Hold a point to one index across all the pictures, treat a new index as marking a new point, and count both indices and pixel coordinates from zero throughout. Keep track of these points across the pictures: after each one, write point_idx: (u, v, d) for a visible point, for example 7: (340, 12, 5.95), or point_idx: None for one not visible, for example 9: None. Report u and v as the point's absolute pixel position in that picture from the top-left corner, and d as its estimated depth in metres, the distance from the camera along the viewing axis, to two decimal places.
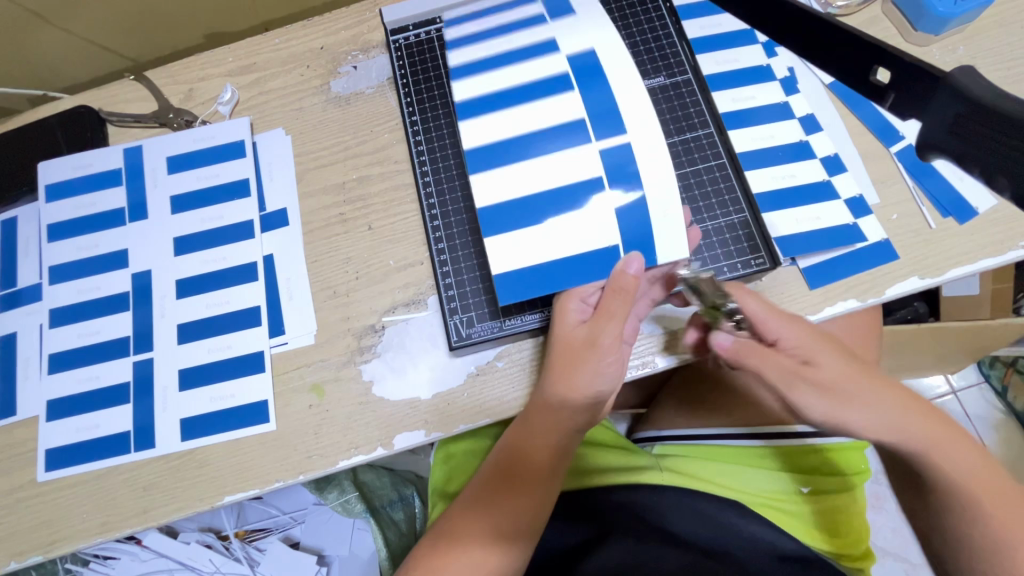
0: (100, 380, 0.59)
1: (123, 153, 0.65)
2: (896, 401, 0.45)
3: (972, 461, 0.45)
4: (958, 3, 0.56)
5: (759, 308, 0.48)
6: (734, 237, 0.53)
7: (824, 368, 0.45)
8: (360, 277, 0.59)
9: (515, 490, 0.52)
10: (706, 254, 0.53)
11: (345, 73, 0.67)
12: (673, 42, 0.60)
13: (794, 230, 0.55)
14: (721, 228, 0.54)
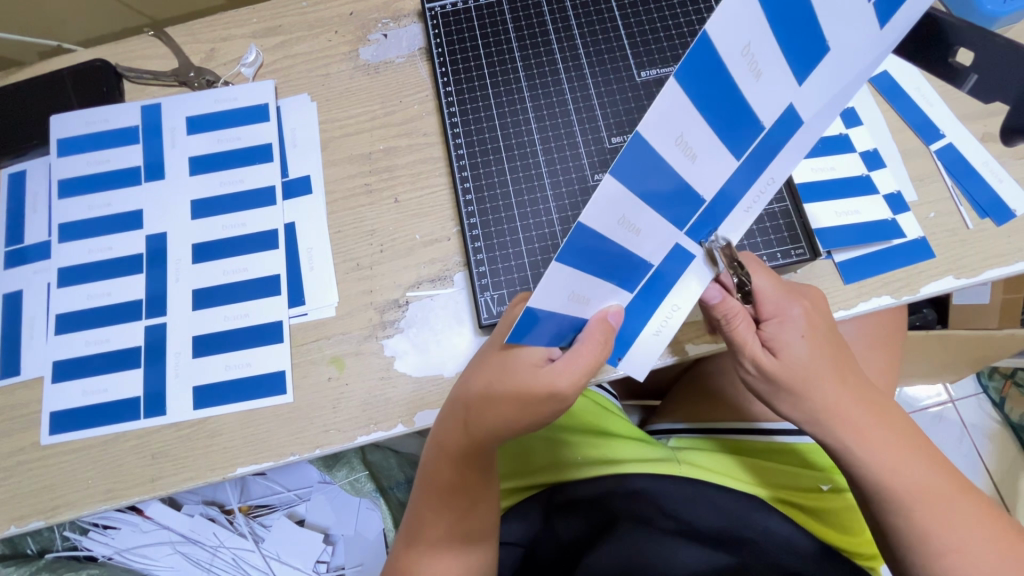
0: (110, 342, 0.57)
1: (141, 111, 0.63)
2: (839, 404, 0.46)
3: (916, 477, 0.46)
4: (1007, 1, 0.55)
5: (769, 288, 0.46)
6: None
7: (796, 359, 0.46)
8: (385, 250, 0.58)
9: (470, 504, 0.52)
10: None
11: (374, 40, 0.65)
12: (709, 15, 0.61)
13: (831, 223, 0.54)
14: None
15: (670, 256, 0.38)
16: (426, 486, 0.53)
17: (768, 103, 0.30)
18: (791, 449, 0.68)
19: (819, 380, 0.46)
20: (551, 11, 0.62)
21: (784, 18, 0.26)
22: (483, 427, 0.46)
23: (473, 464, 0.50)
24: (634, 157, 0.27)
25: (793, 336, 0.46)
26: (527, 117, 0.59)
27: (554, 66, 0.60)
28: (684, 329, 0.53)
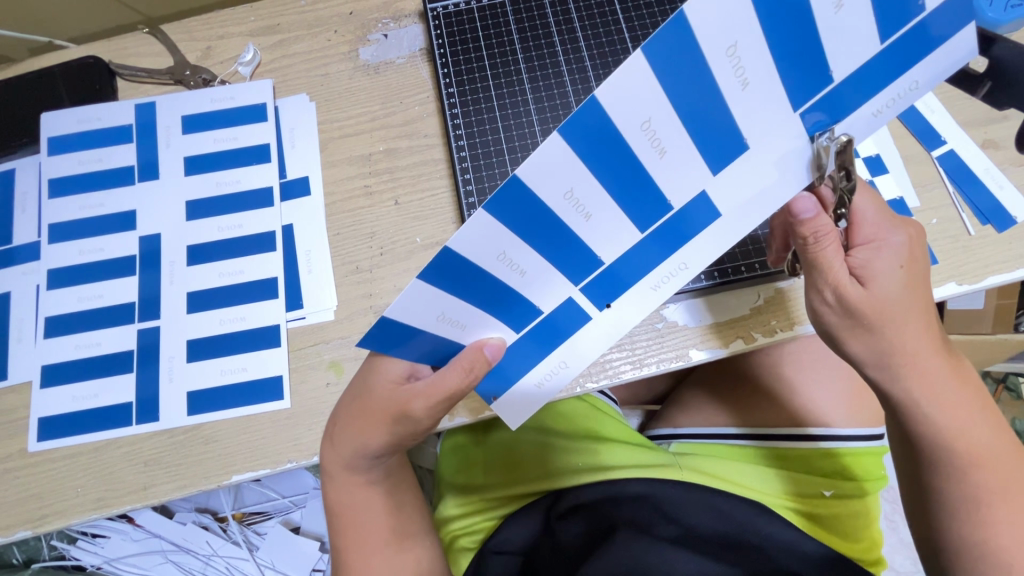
0: (101, 347, 0.55)
1: (135, 109, 0.62)
2: (923, 346, 0.42)
3: (978, 439, 0.43)
4: (1007, 10, 0.56)
5: (869, 210, 0.42)
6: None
7: (885, 291, 0.41)
8: (385, 253, 0.57)
9: (376, 534, 0.50)
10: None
11: (374, 40, 0.64)
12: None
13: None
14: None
15: (562, 308, 0.37)
16: (340, 505, 0.50)
17: (679, 183, 0.31)
18: (790, 454, 0.68)
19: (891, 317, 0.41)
20: (555, 13, 0.61)
21: (686, 97, 0.27)
22: (354, 451, 0.46)
23: (363, 494, 0.50)
24: (525, 203, 0.29)
25: (882, 266, 0.41)
26: (531, 119, 0.58)
27: (559, 68, 0.60)
28: (687, 334, 0.53)
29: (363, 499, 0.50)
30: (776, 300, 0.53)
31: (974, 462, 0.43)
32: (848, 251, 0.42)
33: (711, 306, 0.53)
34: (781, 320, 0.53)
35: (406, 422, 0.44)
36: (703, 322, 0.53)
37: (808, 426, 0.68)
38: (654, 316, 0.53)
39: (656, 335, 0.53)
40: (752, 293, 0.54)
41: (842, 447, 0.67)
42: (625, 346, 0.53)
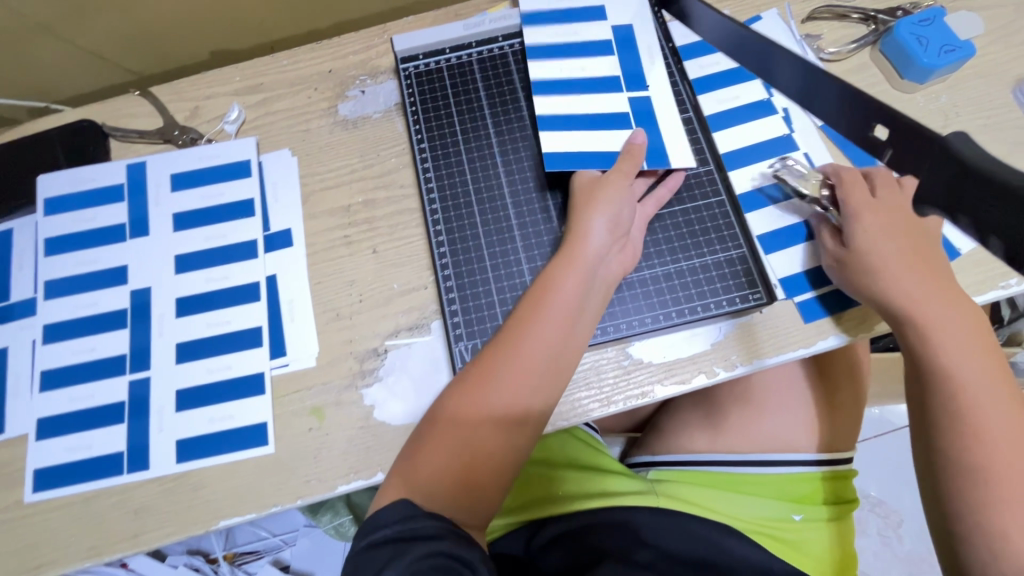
0: (94, 398, 0.58)
1: (126, 169, 0.65)
2: (952, 313, 0.51)
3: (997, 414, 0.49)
4: (939, 55, 0.60)
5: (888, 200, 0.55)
6: (644, 292, 0.56)
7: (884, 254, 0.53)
8: (364, 300, 0.60)
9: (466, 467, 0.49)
10: (616, 307, 0.56)
11: (352, 96, 0.68)
12: (659, 58, 0.63)
13: (760, 291, 0.55)
14: (631, 282, 0.57)
15: (637, 101, 0.61)
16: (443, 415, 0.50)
17: None
18: (768, 478, 0.71)
19: (933, 306, 0.51)
20: (519, 69, 0.65)
21: None
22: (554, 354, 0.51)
23: (487, 414, 0.49)
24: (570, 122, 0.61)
25: (878, 232, 0.53)
26: (498, 172, 0.62)
27: (523, 122, 0.63)
28: (652, 370, 0.55)
29: (488, 413, 0.50)
30: (763, 332, 0.55)
31: (990, 429, 0.48)
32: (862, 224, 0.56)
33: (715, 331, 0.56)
34: (754, 352, 0.55)
35: (615, 198, 0.55)
36: (704, 343, 0.55)
37: (782, 451, 0.72)
38: (620, 353, 0.55)
39: (622, 372, 0.55)
40: (714, 328, 0.56)
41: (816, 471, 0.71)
42: (592, 384, 0.55)
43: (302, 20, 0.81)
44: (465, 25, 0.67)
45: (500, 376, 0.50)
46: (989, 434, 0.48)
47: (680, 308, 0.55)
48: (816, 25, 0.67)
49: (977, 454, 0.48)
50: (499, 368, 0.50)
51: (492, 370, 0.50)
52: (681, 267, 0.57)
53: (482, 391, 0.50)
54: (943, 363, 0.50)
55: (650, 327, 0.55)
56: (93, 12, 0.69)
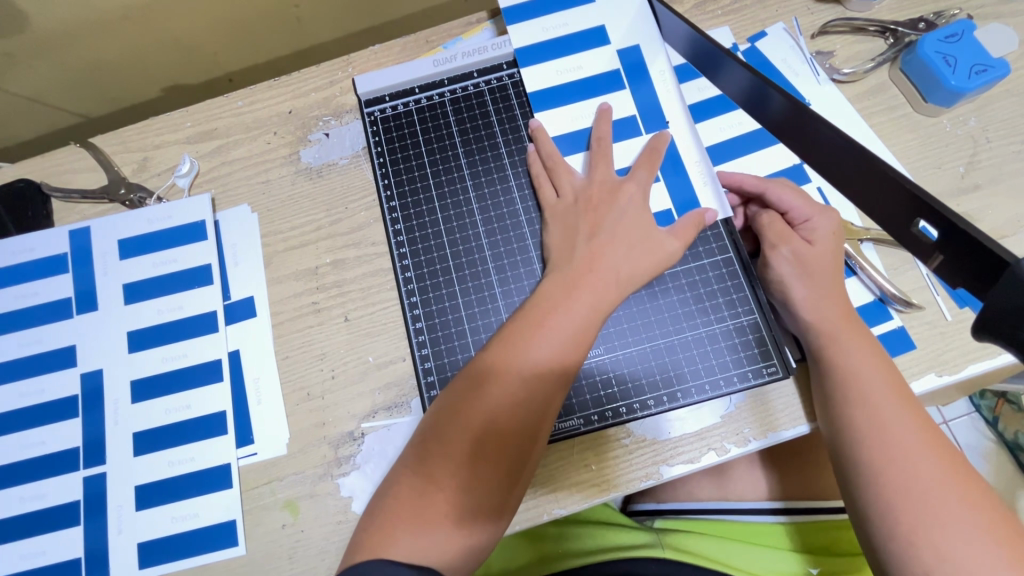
0: (46, 499, 0.53)
1: (69, 236, 0.59)
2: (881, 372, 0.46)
3: (932, 469, 0.42)
4: (970, 77, 0.53)
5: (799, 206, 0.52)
6: (644, 368, 0.51)
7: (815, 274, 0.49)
8: (337, 376, 0.54)
9: (465, 443, 0.44)
10: (613, 386, 0.50)
11: (315, 141, 0.61)
12: (671, 90, 0.57)
13: (773, 360, 0.50)
14: (630, 357, 0.51)
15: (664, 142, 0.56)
16: (445, 412, 0.45)
17: None
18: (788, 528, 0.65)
19: (851, 348, 0.47)
20: (497, 110, 0.59)
21: None
22: (578, 325, 0.47)
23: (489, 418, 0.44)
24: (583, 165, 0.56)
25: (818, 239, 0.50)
26: (477, 230, 0.56)
27: (504, 171, 0.58)
28: (656, 450, 0.50)
29: (485, 423, 0.44)
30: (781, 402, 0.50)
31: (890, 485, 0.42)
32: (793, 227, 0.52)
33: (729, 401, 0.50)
34: (770, 424, 0.50)
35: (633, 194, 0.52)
36: (714, 417, 0.50)
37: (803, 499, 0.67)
38: (620, 432, 0.50)
39: (623, 454, 0.50)
40: (723, 400, 0.50)
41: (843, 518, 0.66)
42: (591, 468, 0.50)
43: (260, 50, 0.74)
44: (434, 61, 0.60)
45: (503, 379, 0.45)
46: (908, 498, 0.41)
47: (686, 379, 0.50)
48: (828, 40, 0.60)
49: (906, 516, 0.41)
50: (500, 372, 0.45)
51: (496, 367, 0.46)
52: (685, 338, 0.51)
53: (477, 393, 0.45)
54: (865, 414, 0.44)
55: (655, 408, 0.50)
56: (23, 58, 0.62)
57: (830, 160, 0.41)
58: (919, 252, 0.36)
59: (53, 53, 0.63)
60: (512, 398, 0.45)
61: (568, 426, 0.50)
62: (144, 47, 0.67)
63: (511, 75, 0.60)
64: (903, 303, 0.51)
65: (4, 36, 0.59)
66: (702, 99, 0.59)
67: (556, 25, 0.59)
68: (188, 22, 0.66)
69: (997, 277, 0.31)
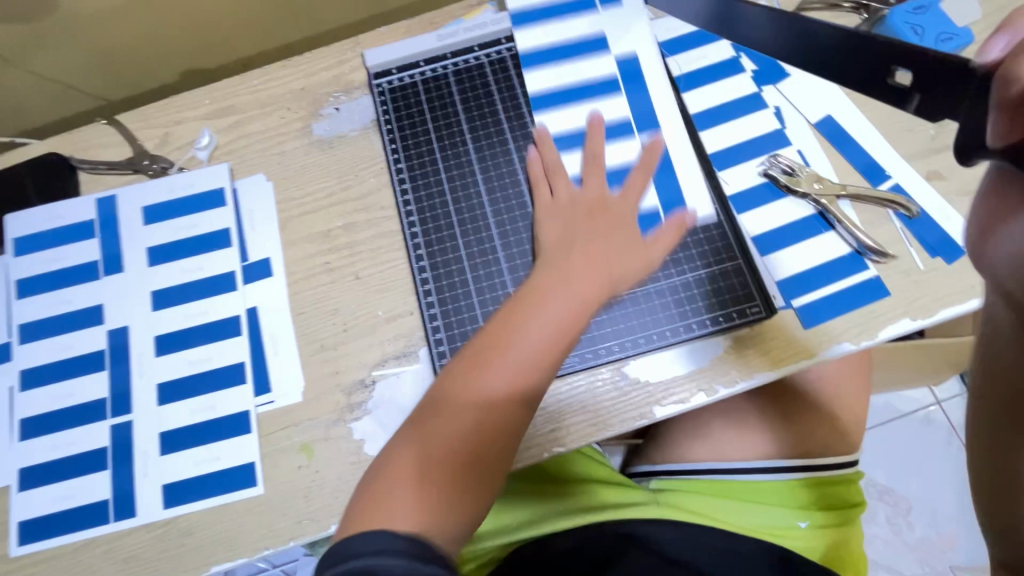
0: (75, 446, 0.56)
1: (96, 204, 0.63)
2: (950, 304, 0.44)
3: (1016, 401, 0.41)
4: (935, 44, 0.58)
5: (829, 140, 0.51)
6: (635, 313, 0.55)
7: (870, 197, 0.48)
8: (349, 329, 0.58)
9: (459, 468, 0.45)
10: (606, 330, 0.54)
11: (327, 115, 0.65)
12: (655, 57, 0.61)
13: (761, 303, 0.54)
14: (622, 302, 0.55)
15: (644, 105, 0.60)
16: (439, 415, 0.47)
17: None
18: (789, 483, 0.69)
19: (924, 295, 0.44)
20: (497, 80, 0.63)
21: None
22: (545, 342, 0.48)
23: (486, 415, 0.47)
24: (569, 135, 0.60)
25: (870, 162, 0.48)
26: (479, 191, 0.60)
27: (503, 136, 0.62)
28: (649, 390, 0.53)
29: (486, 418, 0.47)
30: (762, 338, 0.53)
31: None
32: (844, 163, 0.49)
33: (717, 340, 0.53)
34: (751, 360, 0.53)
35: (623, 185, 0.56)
36: (704, 354, 0.53)
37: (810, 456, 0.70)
38: (615, 373, 0.53)
39: (618, 393, 0.53)
40: (710, 342, 0.54)
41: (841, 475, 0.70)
42: (588, 407, 0.53)
43: (273, 35, 0.78)
44: (438, 37, 0.64)
45: (500, 375, 0.47)
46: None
47: (675, 320, 0.54)
48: (806, 16, 0.64)
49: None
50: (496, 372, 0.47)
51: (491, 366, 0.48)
52: (672, 286, 0.55)
53: (474, 390, 0.47)
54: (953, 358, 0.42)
55: (644, 347, 0.54)
56: (52, 40, 0.67)
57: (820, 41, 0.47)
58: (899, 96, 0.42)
59: (81, 36, 0.68)
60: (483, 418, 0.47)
61: (565, 365, 0.54)
62: (162, 30, 0.71)
63: (510, 49, 0.64)
64: (879, 254, 0.54)
65: (37, 18, 0.63)
66: (688, 69, 0.62)
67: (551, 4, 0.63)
68: (207, 7, 0.70)
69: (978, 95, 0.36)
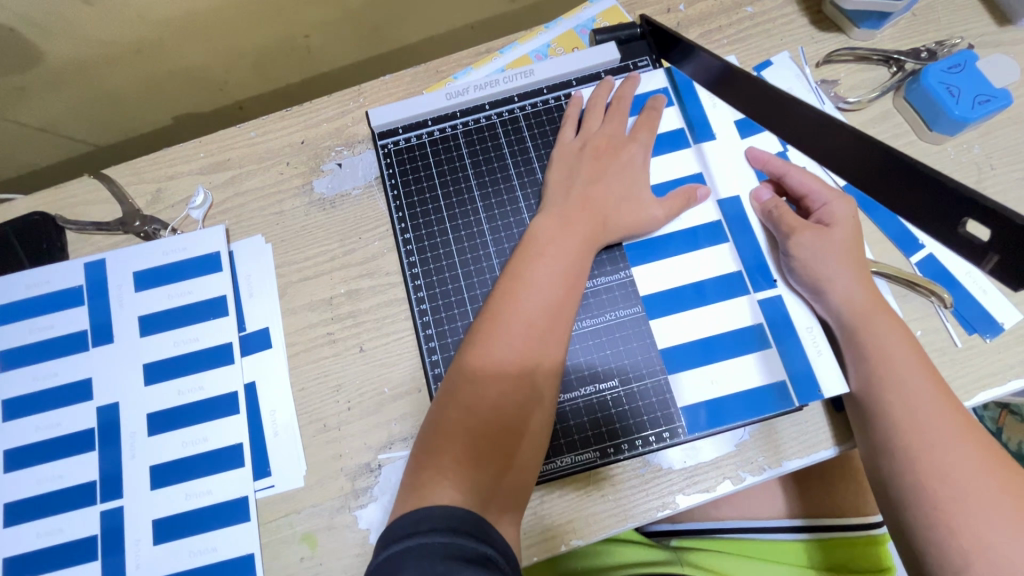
0: (63, 534, 0.53)
1: (84, 268, 0.59)
2: (902, 334, 0.47)
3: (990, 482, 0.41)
4: (973, 107, 0.54)
5: (807, 181, 0.53)
6: (659, 400, 0.51)
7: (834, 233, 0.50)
8: (353, 407, 0.54)
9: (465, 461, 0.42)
10: (629, 419, 0.51)
11: (328, 171, 0.62)
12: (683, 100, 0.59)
13: (813, 322, 0.52)
14: (644, 390, 0.52)
15: (678, 132, 0.58)
16: (439, 414, 0.45)
17: None
18: (805, 544, 0.65)
19: (883, 327, 0.47)
20: (508, 141, 0.60)
21: None
22: (554, 288, 0.48)
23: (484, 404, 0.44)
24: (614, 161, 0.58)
25: (840, 209, 0.51)
26: (490, 260, 0.57)
27: (515, 200, 0.58)
28: (672, 479, 0.50)
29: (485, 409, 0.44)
30: (819, 360, 0.50)
31: (892, 410, 0.45)
32: (814, 211, 0.53)
33: (767, 360, 0.51)
34: (806, 391, 0.50)
35: (607, 191, 0.54)
36: (756, 380, 0.51)
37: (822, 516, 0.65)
38: (637, 462, 0.50)
39: (640, 482, 0.50)
40: (739, 430, 0.51)
41: (866, 535, 0.64)
42: (607, 497, 0.50)
43: (270, 78, 0.75)
44: (447, 94, 0.61)
45: (484, 364, 0.45)
46: (901, 411, 0.44)
47: (693, 358, 0.52)
48: (832, 68, 0.61)
49: (920, 455, 0.43)
50: (479, 363, 0.45)
51: (474, 358, 0.46)
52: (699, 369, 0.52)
53: (462, 385, 0.45)
54: (909, 429, 0.44)
55: (668, 441, 0.50)
56: (37, 91, 0.63)
57: (817, 137, 0.48)
58: (970, 252, 0.41)
59: (68, 86, 0.64)
60: (503, 403, 0.44)
61: (585, 459, 0.50)
62: (154, 77, 0.68)
63: (522, 107, 0.61)
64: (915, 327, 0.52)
65: (19, 71, 0.59)
66: (712, 117, 0.59)
67: (565, 59, 0.61)
68: (201, 54, 0.67)
69: None
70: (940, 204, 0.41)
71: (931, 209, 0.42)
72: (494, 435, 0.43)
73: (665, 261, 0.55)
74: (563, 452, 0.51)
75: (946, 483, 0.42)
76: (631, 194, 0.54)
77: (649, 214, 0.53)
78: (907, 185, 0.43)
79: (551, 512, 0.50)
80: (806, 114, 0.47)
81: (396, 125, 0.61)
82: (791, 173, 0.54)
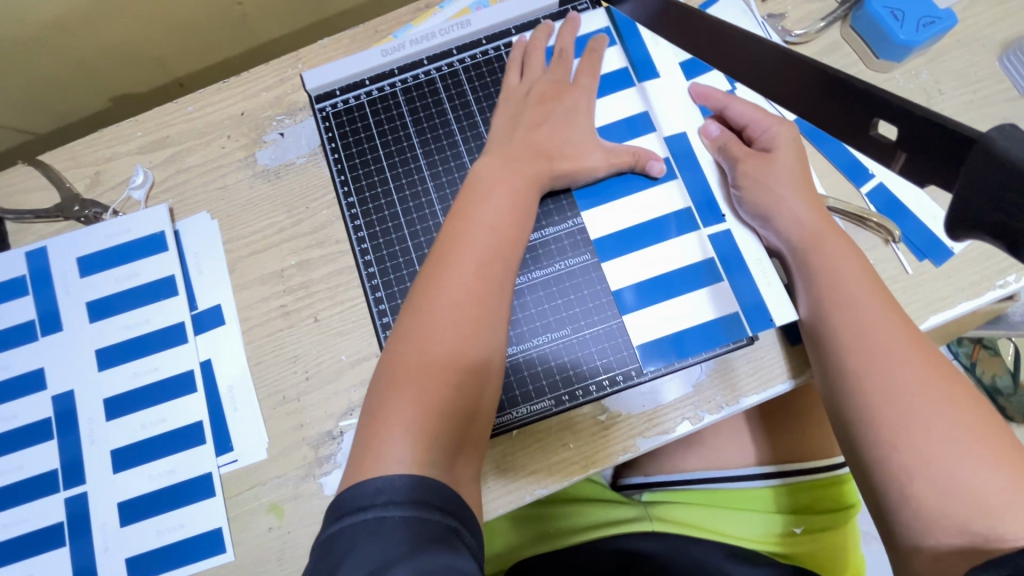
0: (28, 523, 0.52)
1: (25, 258, 0.58)
2: (850, 257, 0.47)
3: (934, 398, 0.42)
4: (917, 30, 0.53)
5: (751, 114, 0.52)
6: (611, 342, 0.51)
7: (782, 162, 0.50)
8: (311, 377, 0.54)
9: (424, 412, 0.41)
10: (582, 365, 0.51)
11: (270, 141, 0.60)
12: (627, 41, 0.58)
13: (763, 253, 0.51)
14: (596, 335, 0.52)
15: (621, 75, 0.57)
16: (392, 367, 0.44)
17: None
18: (773, 490, 0.65)
19: (831, 253, 0.47)
20: (449, 96, 0.59)
21: None
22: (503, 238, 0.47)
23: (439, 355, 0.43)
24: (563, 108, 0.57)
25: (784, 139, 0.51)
26: (437, 219, 0.56)
27: (459, 156, 0.57)
28: (633, 423, 0.50)
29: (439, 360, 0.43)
30: (768, 291, 0.50)
31: (840, 333, 0.45)
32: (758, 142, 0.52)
33: (718, 295, 0.51)
34: (755, 322, 0.50)
35: (548, 139, 0.52)
36: (708, 315, 0.51)
37: (792, 460, 0.66)
38: (596, 408, 0.50)
39: (600, 428, 0.50)
40: (695, 369, 0.51)
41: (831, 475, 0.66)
42: (568, 445, 0.50)
43: (208, 51, 0.72)
44: (383, 50, 0.59)
45: (436, 317, 0.44)
46: (850, 335, 0.45)
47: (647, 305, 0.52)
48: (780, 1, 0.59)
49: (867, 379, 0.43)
50: (432, 315, 0.44)
51: (425, 312, 0.45)
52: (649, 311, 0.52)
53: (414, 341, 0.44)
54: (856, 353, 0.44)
55: (624, 384, 0.50)
56: None
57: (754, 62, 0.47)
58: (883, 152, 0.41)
59: None
60: (458, 352, 0.44)
61: (541, 408, 0.50)
62: (83, 58, 0.65)
63: (462, 60, 0.59)
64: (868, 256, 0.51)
65: None
66: (655, 55, 0.57)
67: (503, 7, 0.59)
68: (130, 30, 0.64)
69: (962, 157, 0.35)
70: (855, 111, 0.42)
71: (848, 119, 0.43)
72: (452, 385, 0.43)
73: (614, 206, 0.54)
74: (519, 403, 0.51)
75: (890, 401, 0.42)
76: (574, 139, 0.53)
77: (592, 159, 0.52)
78: (829, 99, 0.43)
79: (513, 463, 0.50)
80: (742, 39, 0.47)
81: (333, 86, 0.59)
82: (735, 106, 0.53)
